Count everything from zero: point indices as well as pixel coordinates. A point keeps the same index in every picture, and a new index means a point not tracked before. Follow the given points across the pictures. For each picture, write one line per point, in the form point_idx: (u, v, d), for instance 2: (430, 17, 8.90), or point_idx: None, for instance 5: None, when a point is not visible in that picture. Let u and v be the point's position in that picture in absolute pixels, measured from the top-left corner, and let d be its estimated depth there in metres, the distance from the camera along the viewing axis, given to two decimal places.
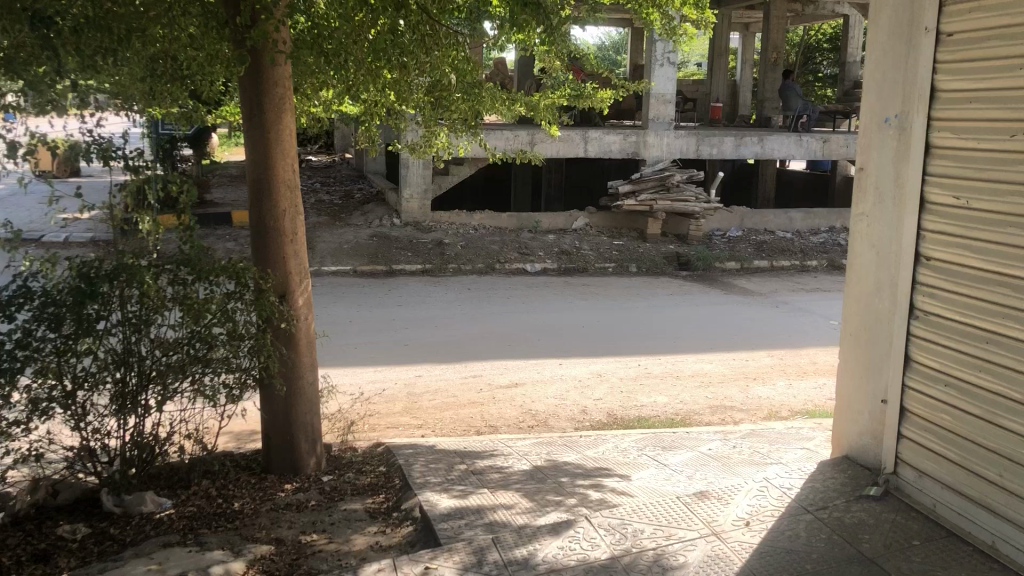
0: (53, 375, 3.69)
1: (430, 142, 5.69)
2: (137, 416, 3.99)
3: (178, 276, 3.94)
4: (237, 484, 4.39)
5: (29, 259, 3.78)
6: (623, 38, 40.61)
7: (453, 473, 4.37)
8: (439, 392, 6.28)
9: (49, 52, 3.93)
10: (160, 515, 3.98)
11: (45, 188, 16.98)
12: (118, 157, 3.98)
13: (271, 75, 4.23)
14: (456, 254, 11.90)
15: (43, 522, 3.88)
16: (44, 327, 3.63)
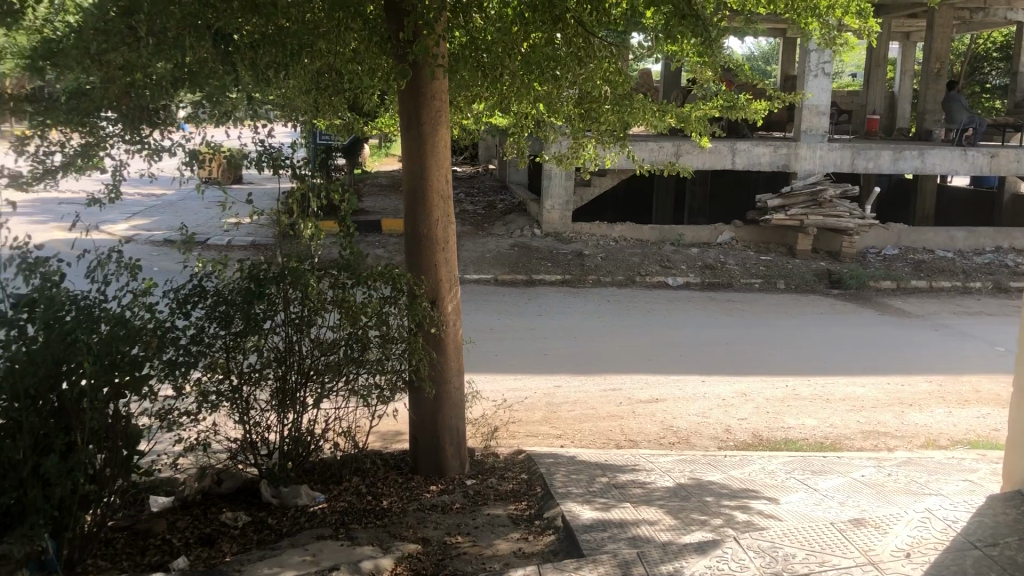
0: (221, 370, 3.93)
1: (577, 154, 5.71)
2: (296, 412, 4.19)
3: (338, 280, 4.13)
4: (385, 482, 4.54)
5: (203, 261, 4.06)
6: (773, 49, 39.67)
7: (594, 485, 4.37)
8: (578, 403, 6.29)
9: (228, 67, 4.22)
10: (313, 508, 4.16)
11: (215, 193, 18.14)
12: (286, 165, 4.35)
13: (429, 88, 4.37)
14: (596, 266, 11.90)
15: (208, 508, 4.13)
16: (215, 325, 3.91)
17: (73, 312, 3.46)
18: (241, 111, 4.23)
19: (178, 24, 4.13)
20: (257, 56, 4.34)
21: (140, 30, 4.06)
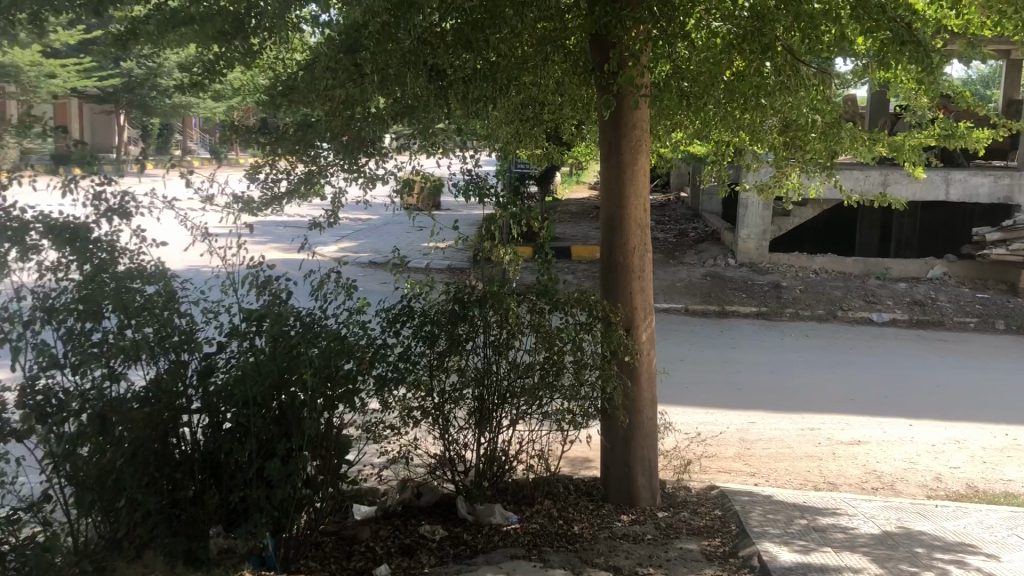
0: (425, 388, 4.12)
1: (780, 182, 5.60)
2: (492, 432, 4.31)
3: (536, 305, 4.20)
4: (577, 508, 4.59)
5: (412, 282, 4.28)
6: (995, 71, 36.98)
7: (793, 527, 4.23)
8: (773, 441, 6.10)
9: (442, 101, 4.36)
10: (507, 528, 4.28)
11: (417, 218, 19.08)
12: (491, 194, 4.42)
13: (630, 117, 4.42)
14: (794, 298, 11.51)
15: (409, 519, 4.34)
16: (421, 344, 4.10)
17: (297, 328, 3.74)
18: (451, 141, 4.53)
19: (400, 62, 4.26)
20: (467, 90, 4.45)
21: (364, 65, 4.23)
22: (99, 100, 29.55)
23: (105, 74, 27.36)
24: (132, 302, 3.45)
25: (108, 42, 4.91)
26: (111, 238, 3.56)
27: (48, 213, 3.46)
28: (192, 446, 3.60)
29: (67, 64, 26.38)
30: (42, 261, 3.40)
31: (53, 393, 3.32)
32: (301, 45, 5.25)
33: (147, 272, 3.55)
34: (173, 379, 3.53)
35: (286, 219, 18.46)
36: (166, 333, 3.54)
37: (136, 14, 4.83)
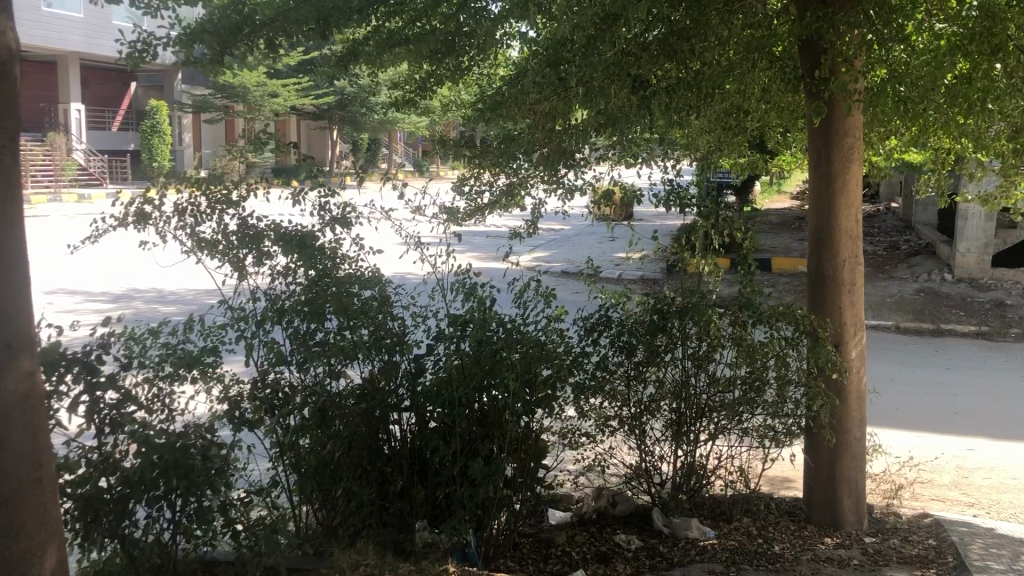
0: (621, 398, 4.14)
1: (1007, 193, 5.20)
2: (689, 445, 4.25)
3: (739, 317, 4.12)
4: (777, 527, 4.45)
5: (608, 292, 4.30)
6: None
7: (1018, 563, 3.93)
8: (995, 470, 5.65)
9: (645, 111, 4.43)
10: (703, 543, 4.20)
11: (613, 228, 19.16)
12: (692, 205, 4.31)
13: (843, 125, 4.26)
14: (1020, 318, 10.62)
15: (604, 527, 4.38)
16: (618, 354, 4.13)
17: (500, 332, 3.81)
18: (652, 152, 4.54)
19: (604, 74, 4.28)
20: (671, 98, 4.51)
21: (570, 82, 4.25)
22: (316, 117, 31.72)
23: (321, 92, 29.40)
24: (350, 304, 3.65)
25: (332, 63, 5.27)
26: (335, 245, 3.83)
27: (280, 223, 3.79)
28: (400, 443, 3.76)
29: (288, 84, 28.58)
30: (274, 266, 3.72)
31: (281, 386, 3.61)
32: (504, 60, 5.40)
33: (363, 277, 3.79)
34: (383, 378, 3.70)
35: (488, 229, 19.09)
36: (380, 336, 3.71)
37: (356, 36, 5.14)
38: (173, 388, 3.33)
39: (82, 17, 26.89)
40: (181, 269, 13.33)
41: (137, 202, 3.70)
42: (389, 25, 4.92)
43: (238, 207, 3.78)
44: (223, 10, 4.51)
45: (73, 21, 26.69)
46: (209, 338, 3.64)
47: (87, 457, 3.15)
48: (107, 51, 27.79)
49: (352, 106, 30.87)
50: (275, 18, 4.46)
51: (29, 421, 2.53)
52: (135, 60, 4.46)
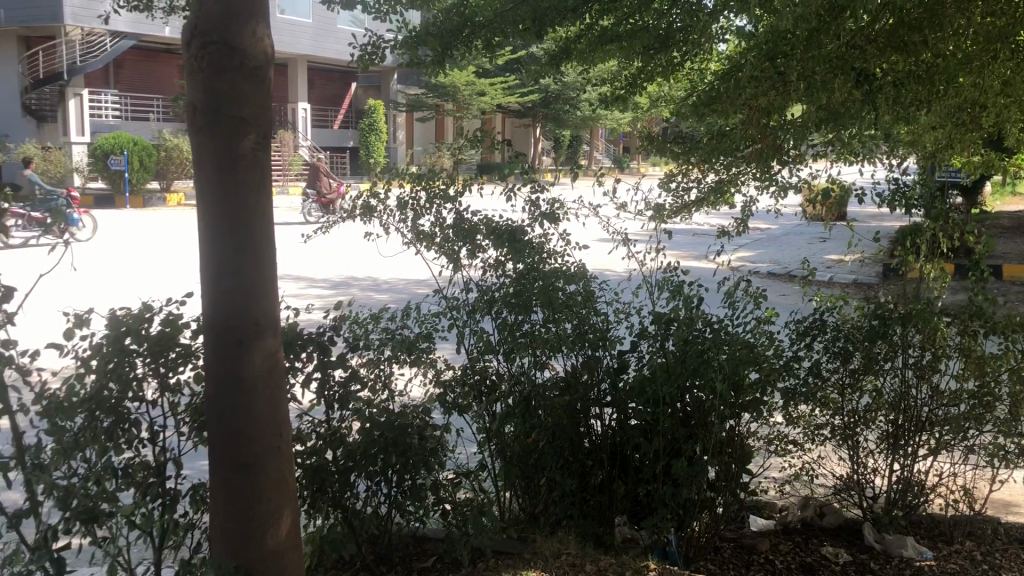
0: (832, 406, 3.99)
1: None
2: (907, 459, 3.99)
3: (970, 326, 3.89)
4: (1006, 554, 4.10)
5: (821, 295, 4.15)
6: None
7: None
8: None
9: (870, 104, 4.17)
10: (920, 563, 3.93)
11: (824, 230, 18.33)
12: (919, 204, 4.09)
13: None
14: None
15: (809, 538, 4.20)
16: (830, 359, 3.98)
17: (707, 332, 3.75)
18: (867, 147, 4.36)
19: (826, 67, 4.12)
20: (899, 92, 4.18)
21: (790, 76, 4.14)
22: (521, 114, 32.40)
23: (526, 90, 30.10)
24: (556, 297, 3.71)
25: (544, 60, 5.39)
26: (543, 239, 3.92)
27: (492, 217, 3.92)
28: (602, 436, 3.77)
29: (495, 83, 29.45)
30: (486, 259, 3.85)
31: (488, 373, 3.77)
32: (715, 54, 5.31)
33: (569, 271, 3.83)
34: (585, 371, 3.74)
35: (692, 228, 18.78)
36: (584, 330, 3.74)
37: (569, 34, 5.23)
38: (389, 369, 3.56)
39: (311, 21, 28.84)
40: (395, 259, 14.02)
41: (363, 196, 3.98)
42: (603, 23, 5.00)
43: (455, 203, 3.90)
44: (446, 14, 4.76)
45: (303, 27, 28.56)
46: (424, 324, 3.84)
47: (317, 430, 3.38)
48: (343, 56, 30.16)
49: (556, 103, 31.39)
50: (493, 19, 4.61)
51: (272, 392, 2.77)
52: (366, 63, 4.79)
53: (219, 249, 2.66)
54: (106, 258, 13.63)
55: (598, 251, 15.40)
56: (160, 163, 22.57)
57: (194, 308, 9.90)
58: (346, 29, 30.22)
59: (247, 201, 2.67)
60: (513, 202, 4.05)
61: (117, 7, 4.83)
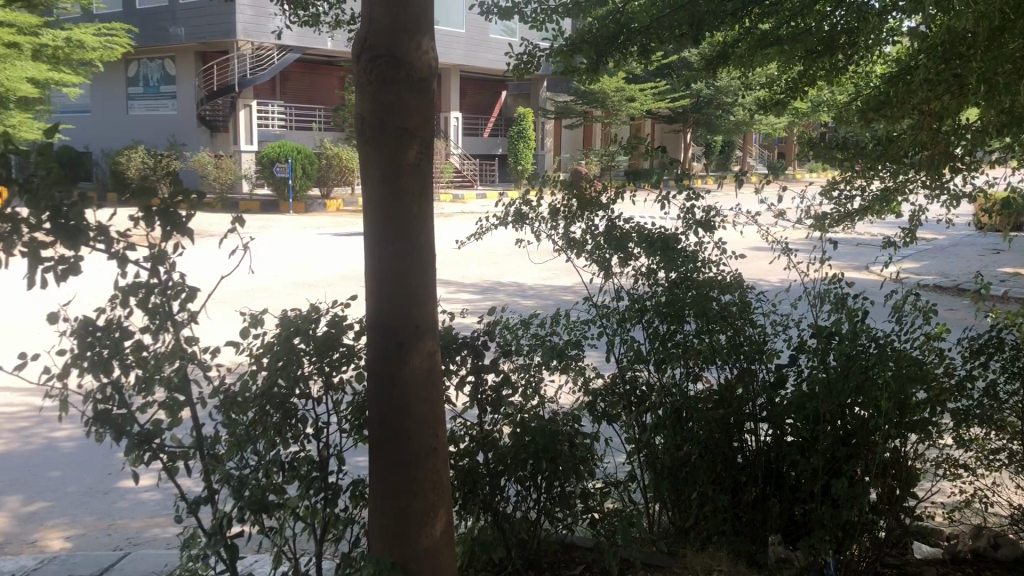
0: (1010, 430, 3.71)
1: None
2: None
3: None
4: None
5: (996, 313, 3.96)
6: None
7: None
8: None
9: None
10: None
11: (998, 241, 17.22)
12: None
13: None
14: None
15: (982, 570, 3.93)
16: (1009, 380, 3.73)
17: (871, 347, 3.56)
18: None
19: (1010, 69, 3.73)
20: None
21: (968, 78, 3.80)
22: (671, 120, 32.03)
23: (677, 96, 29.75)
24: (711, 308, 3.67)
25: (700, 66, 5.32)
26: (698, 248, 3.86)
27: (644, 225, 3.90)
28: (756, 451, 3.63)
29: (645, 89, 29.27)
30: (637, 267, 3.83)
31: (639, 383, 3.74)
32: (882, 56, 5.07)
33: (724, 282, 3.79)
34: (738, 384, 3.62)
35: (853, 238, 18.04)
36: (739, 342, 3.67)
37: (726, 38, 5.14)
38: (539, 374, 3.59)
39: (465, 32, 29.54)
40: (544, 266, 14.14)
41: (515, 204, 4.01)
42: (763, 25, 4.84)
43: (607, 210, 3.91)
44: (602, 21, 4.76)
45: (457, 37, 29.23)
46: (573, 332, 3.84)
47: (470, 432, 3.44)
48: (495, 65, 30.71)
49: (707, 109, 30.86)
50: (649, 25, 4.58)
51: (429, 394, 2.84)
52: (522, 71, 4.87)
53: (382, 255, 2.75)
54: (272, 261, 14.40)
55: (750, 261, 15.02)
56: (321, 170, 23.65)
57: (356, 310, 10.34)
58: (498, 39, 30.78)
59: (409, 208, 2.75)
60: (666, 210, 4.02)
61: (289, 24, 5.10)
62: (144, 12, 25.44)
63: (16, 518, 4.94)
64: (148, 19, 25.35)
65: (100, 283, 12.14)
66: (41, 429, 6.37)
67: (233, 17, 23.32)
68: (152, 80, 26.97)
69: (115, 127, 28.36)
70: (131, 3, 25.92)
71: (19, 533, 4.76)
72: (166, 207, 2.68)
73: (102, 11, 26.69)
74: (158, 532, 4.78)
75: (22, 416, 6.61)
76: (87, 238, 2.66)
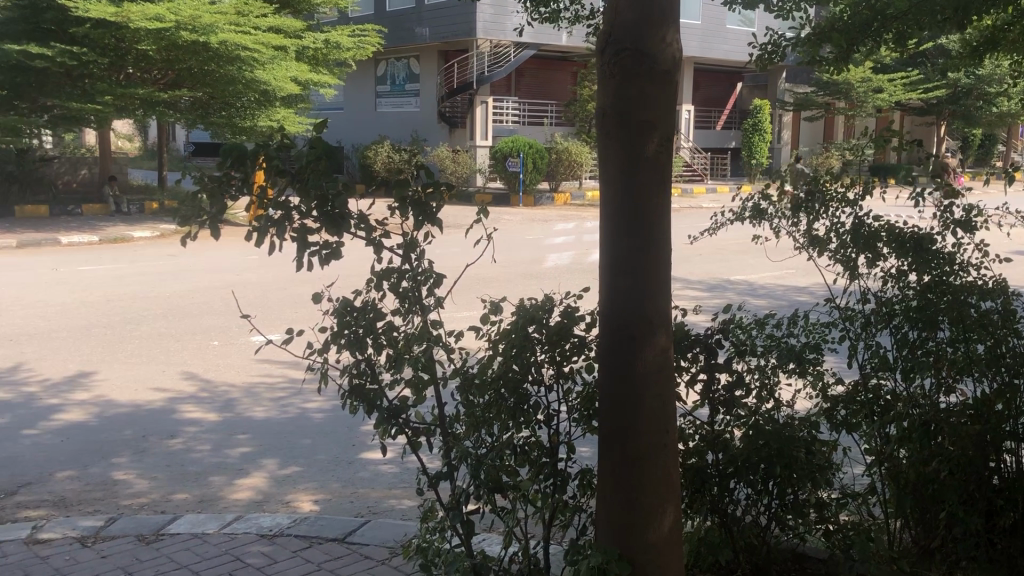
0: None
1: None
2: None
3: None
4: None
5: None
6: None
7: None
8: None
9: None
10: None
11: None
12: None
13: None
14: None
15: None
16: None
17: None
18: None
19: None
20: None
21: None
22: (924, 112, 29.84)
23: (931, 85, 27.67)
24: (968, 315, 3.41)
25: (966, 52, 4.92)
26: (955, 250, 3.64)
27: (894, 223, 3.70)
28: (1015, 473, 3.34)
29: (896, 78, 27.47)
30: (886, 268, 3.65)
31: (882, 393, 3.51)
32: None
33: (985, 287, 3.50)
34: (998, 400, 3.31)
35: None
36: (999, 353, 3.37)
37: (996, 21, 4.71)
38: (774, 376, 3.50)
39: (701, 24, 29.00)
40: (779, 264, 13.62)
41: (753, 200, 3.92)
42: None
43: (855, 206, 3.71)
44: (855, 7, 4.51)
45: (693, 29, 28.77)
46: (812, 334, 3.71)
47: (699, 431, 3.40)
48: (733, 56, 29.90)
49: (966, 99, 28.40)
50: (908, 9, 4.28)
51: (661, 391, 2.83)
52: (765, 61, 4.69)
53: (618, 247, 2.77)
54: (507, 251, 14.89)
55: (1015, 265, 13.70)
56: (551, 164, 24.15)
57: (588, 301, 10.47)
58: (735, 30, 29.97)
59: (647, 202, 2.75)
60: (922, 207, 3.77)
61: (530, 21, 5.22)
62: (394, 14, 27.02)
63: (272, 479, 5.43)
64: (398, 21, 26.91)
65: (352, 267, 13.07)
66: (295, 399, 6.97)
67: (474, 16, 24.24)
68: (398, 78, 28.61)
69: (364, 123, 30.38)
70: (381, 6, 27.62)
71: (275, 493, 5.22)
72: (420, 199, 2.88)
73: (356, 15, 28.60)
74: (395, 503, 5.09)
75: (280, 387, 7.26)
76: (349, 225, 2.90)
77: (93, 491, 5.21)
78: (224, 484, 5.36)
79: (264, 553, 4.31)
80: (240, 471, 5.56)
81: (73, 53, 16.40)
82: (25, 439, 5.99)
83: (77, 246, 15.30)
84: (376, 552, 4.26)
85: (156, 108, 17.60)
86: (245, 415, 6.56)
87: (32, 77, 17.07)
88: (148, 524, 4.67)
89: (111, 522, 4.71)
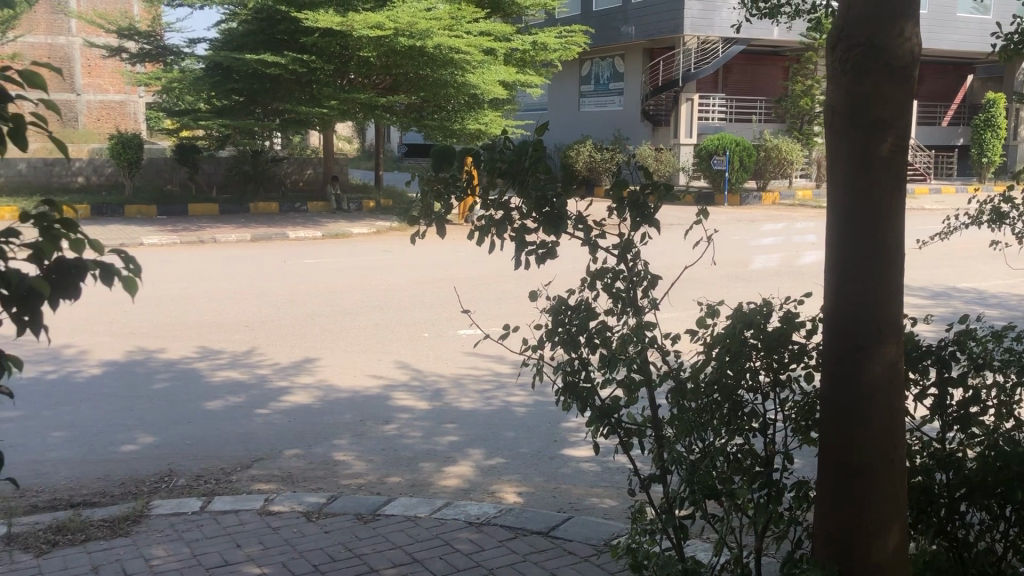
0: None
1: None
2: None
3: None
4: None
5: None
6: None
7: None
8: None
9: None
10: None
11: None
12: None
13: None
14: None
15: None
16: None
17: None
18: None
19: None
20: None
21: None
22: None
23: None
24: None
25: None
26: None
27: None
28: None
29: None
30: None
31: None
32: None
33: None
34: None
35: None
36: None
37: None
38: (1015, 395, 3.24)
39: (927, 12, 27.18)
40: (1015, 272, 12.52)
41: (993, 201, 3.66)
42: None
43: None
44: None
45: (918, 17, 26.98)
46: None
47: (928, 449, 3.23)
48: (963, 46, 27.75)
49: None
50: None
51: (890, 402, 2.69)
52: (1011, 52, 4.37)
53: (845, 252, 2.66)
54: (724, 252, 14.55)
55: None
56: (759, 162, 23.46)
57: (808, 307, 10.04)
58: (966, 17, 27.83)
59: (878, 204, 2.62)
60: None
61: (749, 17, 5.07)
62: (601, 13, 27.19)
63: (479, 469, 5.62)
64: (605, 20, 27.02)
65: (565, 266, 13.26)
66: (500, 393, 7.17)
67: (682, 12, 23.93)
68: (603, 77, 28.71)
69: (567, 122, 30.68)
70: (588, 6, 27.86)
71: (481, 483, 5.40)
72: (636, 199, 2.89)
73: (563, 16, 28.99)
74: (597, 501, 5.13)
75: (485, 379, 7.49)
76: (567, 225, 2.94)
77: (317, 469, 5.59)
78: (434, 470, 5.60)
79: (472, 540, 4.46)
80: (448, 459, 5.79)
81: (303, 60, 17.72)
82: (258, 417, 6.53)
83: (302, 241, 16.44)
84: (580, 548, 4.32)
85: (375, 111, 18.56)
86: (453, 405, 6.82)
87: (267, 84, 18.53)
88: (367, 504, 4.96)
89: (332, 499, 5.04)
